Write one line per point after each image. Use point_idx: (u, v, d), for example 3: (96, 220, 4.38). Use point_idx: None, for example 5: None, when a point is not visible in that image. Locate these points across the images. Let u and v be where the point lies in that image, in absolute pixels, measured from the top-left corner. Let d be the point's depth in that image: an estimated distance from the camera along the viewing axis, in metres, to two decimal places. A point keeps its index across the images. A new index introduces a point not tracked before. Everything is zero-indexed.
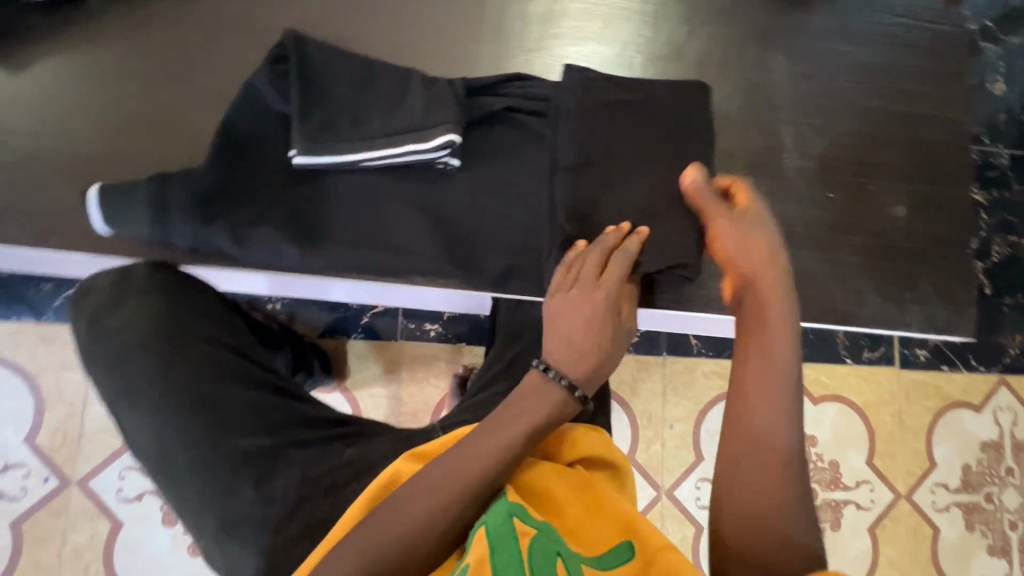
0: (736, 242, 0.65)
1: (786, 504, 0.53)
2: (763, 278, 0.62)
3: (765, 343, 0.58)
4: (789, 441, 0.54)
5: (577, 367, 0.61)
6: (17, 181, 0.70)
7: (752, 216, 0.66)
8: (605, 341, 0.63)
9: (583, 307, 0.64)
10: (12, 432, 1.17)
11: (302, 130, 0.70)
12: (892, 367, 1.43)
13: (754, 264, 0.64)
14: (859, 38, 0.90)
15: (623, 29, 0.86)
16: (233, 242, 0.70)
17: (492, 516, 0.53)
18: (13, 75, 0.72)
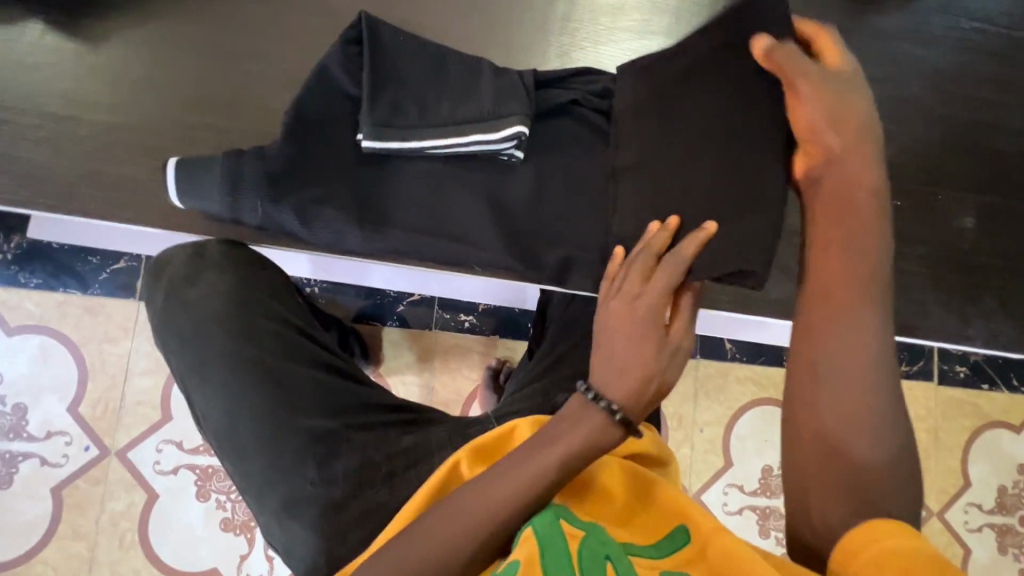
0: (824, 108, 0.60)
1: (874, 402, 0.52)
2: (847, 158, 0.59)
3: (852, 230, 0.56)
4: (874, 338, 0.53)
5: (620, 391, 0.59)
6: (89, 153, 0.71)
7: (848, 95, 0.60)
8: (650, 359, 0.59)
9: (627, 326, 0.61)
10: (57, 399, 1.20)
11: (371, 115, 0.70)
12: (930, 382, 1.40)
13: (843, 139, 0.59)
14: (936, 40, 0.87)
15: (690, 27, 0.84)
16: (302, 224, 0.71)
17: (540, 518, 0.52)
18: (89, 48, 0.73)
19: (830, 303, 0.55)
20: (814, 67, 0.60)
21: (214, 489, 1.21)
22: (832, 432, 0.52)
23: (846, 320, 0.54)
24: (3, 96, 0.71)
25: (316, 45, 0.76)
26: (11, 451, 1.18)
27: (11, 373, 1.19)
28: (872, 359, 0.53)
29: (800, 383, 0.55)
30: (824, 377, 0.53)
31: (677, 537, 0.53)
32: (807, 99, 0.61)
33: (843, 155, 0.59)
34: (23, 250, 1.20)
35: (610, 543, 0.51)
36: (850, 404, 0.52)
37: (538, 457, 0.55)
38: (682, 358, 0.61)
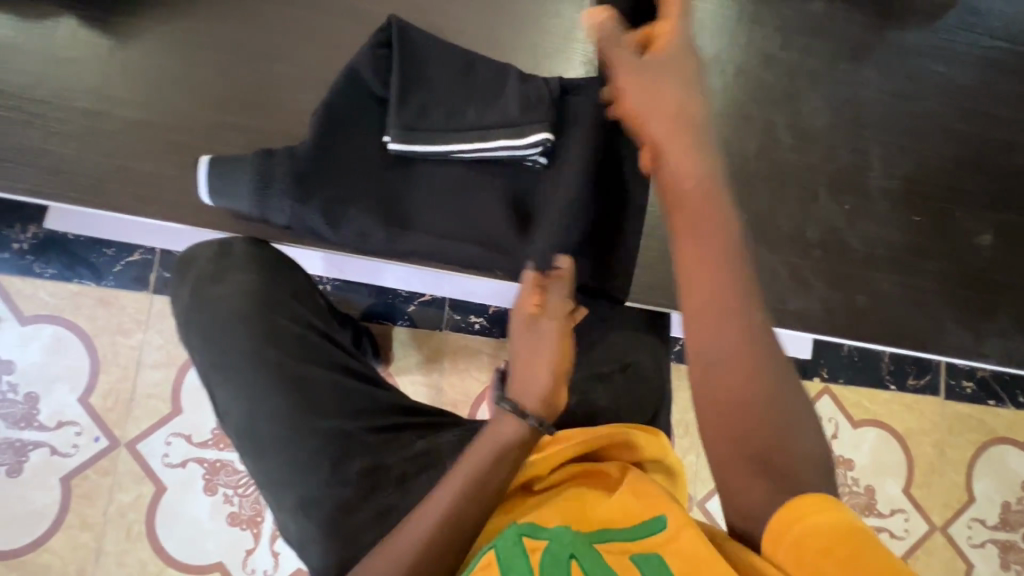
0: (649, 87, 0.51)
1: (775, 410, 0.45)
2: (685, 129, 0.49)
3: (697, 213, 0.48)
4: (741, 337, 0.45)
5: (529, 397, 0.62)
6: (117, 149, 0.72)
7: (670, 58, 0.52)
8: (533, 354, 0.63)
9: (516, 339, 0.64)
10: (68, 389, 1.21)
11: (400, 118, 0.71)
12: (937, 397, 1.40)
13: (672, 109, 0.50)
14: (957, 57, 0.88)
15: (714, 38, 0.85)
16: (328, 225, 0.71)
17: (501, 540, 0.49)
18: (121, 45, 0.74)
19: (699, 289, 0.46)
20: (625, 55, 0.53)
21: (221, 483, 1.21)
22: (748, 429, 0.45)
23: (715, 300, 0.46)
24: (35, 90, 0.72)
25: (343, 47, 0.77)
26: (22, 439, 1.19)
27: (24, 362, 1.20)
28: (755, 329, 0.46)
29: (699, 402, 0.47)
30: (717, 385, 0.46)
31: (651, 525, 0.51)
32: (642, 80, 0.51)
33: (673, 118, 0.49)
34: (38, 240, 1.21)
35: (574, 542, 0.49)
36: (744, 403, 0.45)
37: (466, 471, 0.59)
38: (561, 334, 0.63)
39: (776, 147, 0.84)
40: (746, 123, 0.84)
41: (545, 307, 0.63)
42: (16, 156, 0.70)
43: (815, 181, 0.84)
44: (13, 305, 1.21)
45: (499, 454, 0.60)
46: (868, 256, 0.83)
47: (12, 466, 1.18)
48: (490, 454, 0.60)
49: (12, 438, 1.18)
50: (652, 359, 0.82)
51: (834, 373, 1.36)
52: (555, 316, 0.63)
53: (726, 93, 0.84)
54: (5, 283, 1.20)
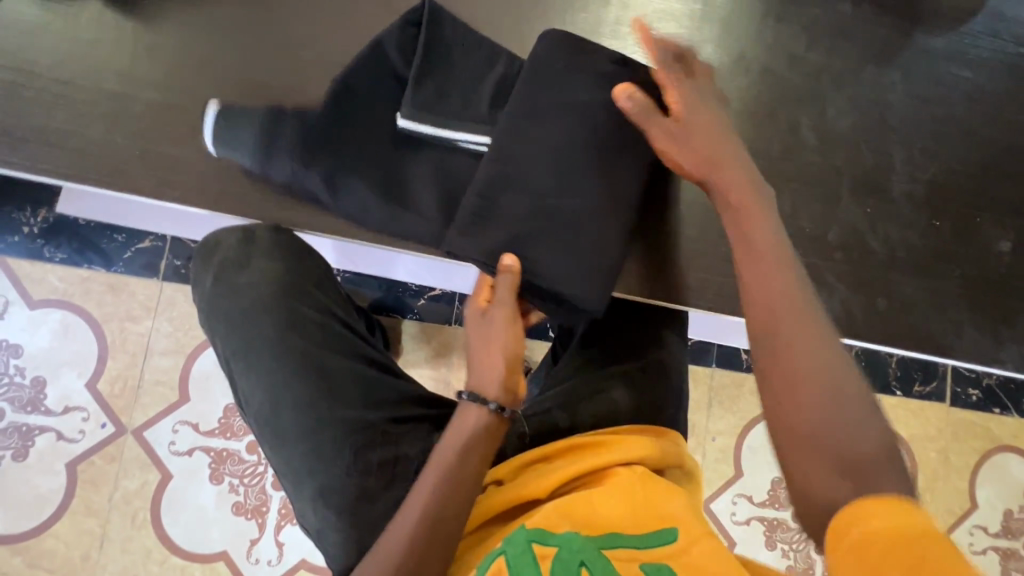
0: (699, 137, 0.67)
1: (839, 394, 0.53)
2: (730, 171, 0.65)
3: (748, 234, 0.61)
4: (799, 325, 0.56)
5: (489, 384, 0.65)
6: (140, 132, 0.72)
7: (700, 113, 0.68)
8: (483, 342, 0.66)
9: (473, 333, 0.68)
10: (75, 375, 1.20)
11: (415, 95, 0.70)
12: (942, 403, 1.40)
13: (720, 156, 0.66)
14: (982, 63, 0.87)
15: (740, 38, 0.84)
16: (326, 188, 0.71)
17: (511, 545, 0.56)
18: (146, 28, 0.73)
19: (760, 295, 0.58)
20: (663, 120, 0.67)
21: (227, 473, 1.21)
22: (820, 418, 0.52)
23: (789, 302, 0.57)
24: (60, 72, 0.71)
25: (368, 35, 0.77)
26: (28, 423, 1.18)
27: (32, 347, 1.20)
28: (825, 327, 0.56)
29: (776, 391, 0.54)
30: (803, 371, 0.53)
31: (662, 536, 0.58)
32: (681, 136, 0.67)
33: (721, 162, 0.65)
34: (49, 224, 1.21)
35: (582, 549, 0.55)
36: (828, 389, 0.53)
37: (435, 471, 0.60)
38: (507, 318, 0.66)
39: (799, 149, 0.84)
40: (769, 123, 0.84)
41: (494, 299, 0.67)
42: (42, 138, 0.70)
43: (837, 182, 0.84)
44: (21, 289, 1.20)
45: (464, 446, 0.62)
46: (887, 260, 0.83)
47: (18, 451, 1.18)
48: (454, 452, 0.61)
49: (19, 422, 1.18)
50: (671, 356, 0.82)
51: None
52: (505, 304, 0.67)
53: (750, 93, 0.84)
54: (15, 267, 1.20)
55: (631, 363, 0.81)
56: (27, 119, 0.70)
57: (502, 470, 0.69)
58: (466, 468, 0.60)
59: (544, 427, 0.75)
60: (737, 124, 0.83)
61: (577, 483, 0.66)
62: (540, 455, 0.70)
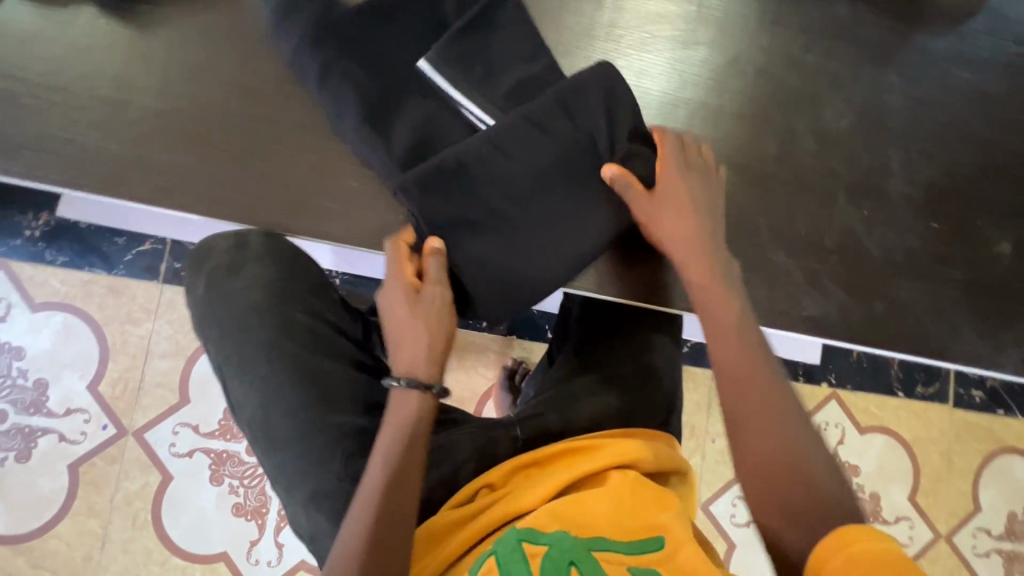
0: (680, 218, 0.69)
1: (804, 472, 0.60)
2: (710, 253, 0.69)
3: (722, 321, 0.67)
4: (772, 411, 0.62)
5: (424, 360, 0.64)
6: (135, 138, 0.72)
7: (682, 191, 0.70)
8: (418, 323, 0.64)
9: (400, 309, 0.65)
10: (77, 377, 1.21)
11: (448, 43, 0.70)
12: (945, 405, 1.39)
13: (698, 237, 0.69)
14: (982, 63, 0.86)
15: (736, 40, 0.84)
16: (318, 77, 0.71)
17: (501, 546, 0.56)
18: (141, 34, 0.74)
19: (736, 382, 0.64)
20: (640, 195, 0.69)
21: (227, 474, 1.21)
22: (790, 494, 0.59)
23: (763, 392, 0.63)
24: (56, 79, 0.72)
25: None
26: (31, 425, 1.19)
27: (34, 349, 1.21)
28: (789, 413, 0.63)
29: (755, 471, 0.61)
30: (777, 459, 0.61)
31: (650, 542, 0.58)
32: (660, 213, 0.70)
33: (694, 248, 0.69)
34: (50, 228, 1.22)
35: (572, 548, 0.56)
36: (789, 478, 0.60)
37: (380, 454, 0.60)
38: (442, 299, 0.66)
39: (795, 151, 0.83)
40: (765, 125, 0.83)
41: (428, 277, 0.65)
42: (39, 145, 0.71)
43: (834, 184, 0.83)
44: (23, 292, 1.21)
45: (406, 422, 0.62)
46: (885, 262, 0.83)
47: (21, 452, 1.19)
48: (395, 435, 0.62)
49: (22, 424, 1.19)
50: (664, 360, 0.83)
51: (842, 378, 1.36)
52: (441, 284, 0.66)
53: (746, 96, 0.83)
54: (17, 270, 1.21)
55: (625, 366, 0.81)
56: (24, 125, 0.71)
57: (493, 476, 0.68)
58: (412, 451, 0.61)
59: (537, 431, 0.74)
60: (732, 127, 0.83)
61: (568, 489, 0.66)
62: (531, 460, 0.69)
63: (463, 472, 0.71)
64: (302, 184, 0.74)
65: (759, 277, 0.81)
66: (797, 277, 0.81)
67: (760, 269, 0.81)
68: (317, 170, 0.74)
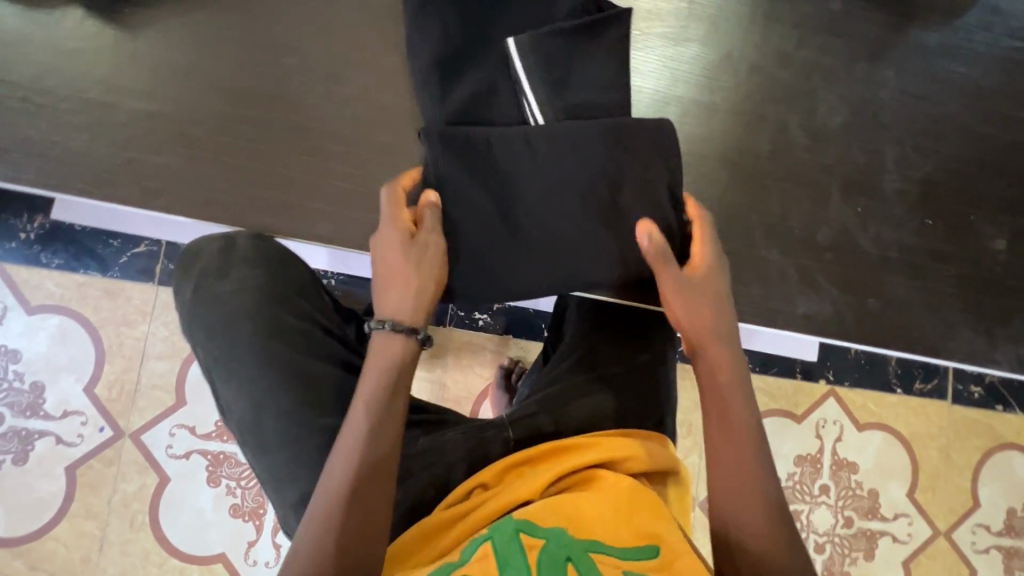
0: (696, 295, 0.67)
1: None
2: (721, 335, 0.67)
3: (725, 407, 0.64)
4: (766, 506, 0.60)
5: (410, 305, 0.62)
6: (125, 141, 0.72)
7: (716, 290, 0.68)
8: (408, 268, 0.63)
9: (391, 252, 0.63)
10: (73, 379, 1.21)
11: (546, 32, 0.73)
12: (944, 401, 1.38)
13: (712, 316, 0.67)
14: (977, 57, 0.86)
15: (728, 36, 0.83)
16: (413, 6, 0.74)
17: (499, 533, 0.56)
18: (130, 36, 0.73)
19: (733, 471, 0.61)
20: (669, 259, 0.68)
21: (224, 475, 1.21)
22: None
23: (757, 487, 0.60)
24: (45, 82, 0.72)
25: (353, 40, 0.76)
26: (28, 428, 1.19)
27: (31, 352, 1.21)
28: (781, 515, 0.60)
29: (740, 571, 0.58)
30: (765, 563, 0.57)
31: (645, 551, 0.58)
32: (683, 282, 0.68)
33: (710, 327, 0.67)
34: (45, 231, 1.21)
35: (569, 545, 0.56)
36: None
37: (361, 402, 0.59)
38: (435, 246, 0.64)
39: (788, 147, 0.83)
40: (758, 122, 0.82)
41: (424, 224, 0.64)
42: (27, 148, 0.71)
43: (829, 180, 0.83)
44: (19, 295, 1.21)
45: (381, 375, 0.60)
46: (880, 259, 0.82)
47: (18, 455, 1.19)
48: (377, 387, 0.60)
49: (19, 427, 1.19)
50: (656, 359, 0.82)
51: (840, 375, 1.35)
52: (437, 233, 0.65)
53: (739, 93, 0.82)
54: (13, 273, 1.21)
55: (617, 365, 0.81)
56: (13, 129, 0.71)
57: (486, 474, 0.68)
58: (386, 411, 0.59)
59: (529, 432, 0.74)
60: (725, 124, 0.82)
61: (562, 486, 0.66)
62: (525, 458, 0.69)
63: (453, 474, 0.70)
64: (293, 186, 0.74)
65: (752, 275, 0.81)
66: (791, 275, 0.81)
67: (753, 266, 0.81)
68: (308, 171, 0.74)
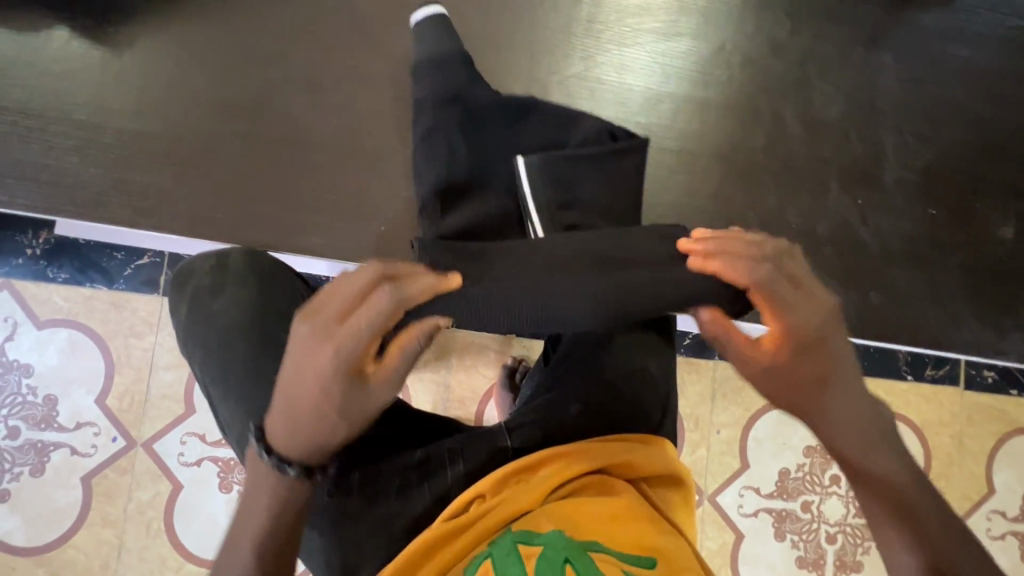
0: (803, 336, 0.54)
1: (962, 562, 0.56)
2: (824, 369, 0.56)
3: (840, 425, 0.58)
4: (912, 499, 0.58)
5: (292, 448, 0.53)
6: (115, 159, 0.73)
7: (805, 339, 0.54)
8: (325, 416, 0.50)
9: (305, 372, 0.48)
10: (85, 391, 1.23)
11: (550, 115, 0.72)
12: (956, 387, 1.36)
13: (812, 357, 0.55)
14: (979, 39, 0.83)
15: (720, 29, 0.81)
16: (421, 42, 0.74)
17: (497, 548, 0.58)
18: (116, 55, 0.73)
19: (868, 474, 0.59)
20: (780, 290, 0.52)
21: (236, 482, 1.23)
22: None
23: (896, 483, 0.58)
24: (37, 105, 0.72)
25: (339, 51, 0.76)
26: (44, 440, 1.22)
27: (42, 366, 1.23)
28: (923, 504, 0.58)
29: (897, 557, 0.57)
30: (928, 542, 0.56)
31: (643, 561, 0.59)
32: (792, 318, 0.53)
33: (820, 363, 0.56)
34: (50, 245, 1.23)
35: (566, 547, 0.57)
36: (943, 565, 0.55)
37: (263, 501, 0.55)
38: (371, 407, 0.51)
39: (784, 141, 0.81)
40: (752, 115, 0.81)
41: (378, 376, 0.49)
42: (21, 170, 0.71)
43: (829, 174, 0.81)
44: (28, 310, 1.23)
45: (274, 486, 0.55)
46: (882, 251, 0.80)
47: (35, 466, 1.22)
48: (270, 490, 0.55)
49: (35, 439, 1.22)
50: (657, 361, 0.84)
51: None
52: (390, 385, 0.50)
53: (732, 87, 0.81)
54: (21, 289, 1.23)
55: (615, 371, 0.81)
56: (5, 152, 0.71)
57: (484, 484, 0.66)
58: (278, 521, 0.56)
59: (530, 440, 0.73)
60: (719, 121, 0.81)
61: (563, 493, 0.66)
62: (526, 464, 0.68)
63: (451, 484, 0.69)
64: (285, 201, 0.74)
65: None
66: None
67: None
68: (299, 185, 0.74)
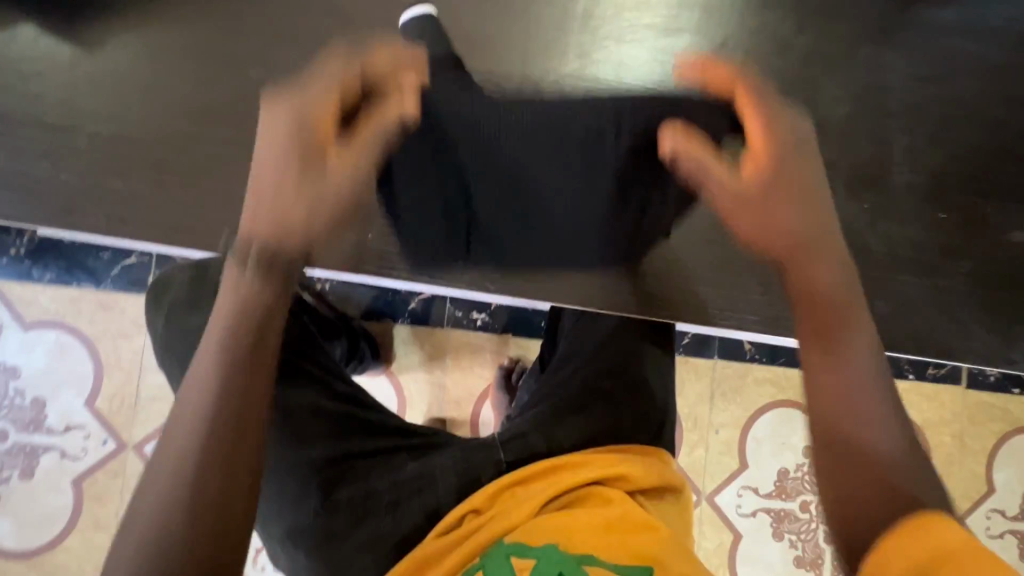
0: (783, 156, 0.58)
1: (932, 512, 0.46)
2: (801, 209, 0.57)
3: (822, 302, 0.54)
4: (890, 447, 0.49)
5: (262, 233, 0.52)
6: (90, 163, 0.69)
7: (786, 169, 0.58)
8: (294, 185, 0.52)
9: (276, 143, 0.53)
10: (73, 394, 1.21)
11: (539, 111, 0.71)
12: (958, 386, 1.34)
13: (790, 182, 0.58)
14: (994, 33, 0.79)
15: (723, 25, 0.78)
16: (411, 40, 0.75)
17: (491, 560, 0.58)
18: (90, 53, 0.70)
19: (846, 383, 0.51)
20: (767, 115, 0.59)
21: None
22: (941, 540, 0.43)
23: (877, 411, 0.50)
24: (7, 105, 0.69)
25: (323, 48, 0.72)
26: (33, 443, 1.20)
27: (29, 369, 1.20)
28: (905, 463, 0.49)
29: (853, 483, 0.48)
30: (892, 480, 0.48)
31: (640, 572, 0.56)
32: (777, 141, 0.58)
33: (800, 217, 0.57)
34: (35, 245, 1.19)
35: (560, 562, 0.56)
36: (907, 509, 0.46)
37: (226, 331, 0.49)
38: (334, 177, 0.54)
39: None
40: None
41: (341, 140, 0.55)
42: None
43: (836, 177, 0.78)
44: (14, 312, 1.20)
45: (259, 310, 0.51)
46: (890, 257, 0.77)
47: (24, 470, 1.20)
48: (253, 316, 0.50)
49: (23, 443, 1.20)
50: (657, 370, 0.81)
51: None
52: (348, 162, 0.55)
53: None
54: (7, 290, 1.20)
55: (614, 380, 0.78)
56: None
57: (478, 499, 0.65)
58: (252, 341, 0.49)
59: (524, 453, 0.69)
60: None
61: (558, 504, 0.64)
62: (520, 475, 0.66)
63: (443, 502, 0.67)
64: None
65: None
66: None
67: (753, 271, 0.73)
68: None
